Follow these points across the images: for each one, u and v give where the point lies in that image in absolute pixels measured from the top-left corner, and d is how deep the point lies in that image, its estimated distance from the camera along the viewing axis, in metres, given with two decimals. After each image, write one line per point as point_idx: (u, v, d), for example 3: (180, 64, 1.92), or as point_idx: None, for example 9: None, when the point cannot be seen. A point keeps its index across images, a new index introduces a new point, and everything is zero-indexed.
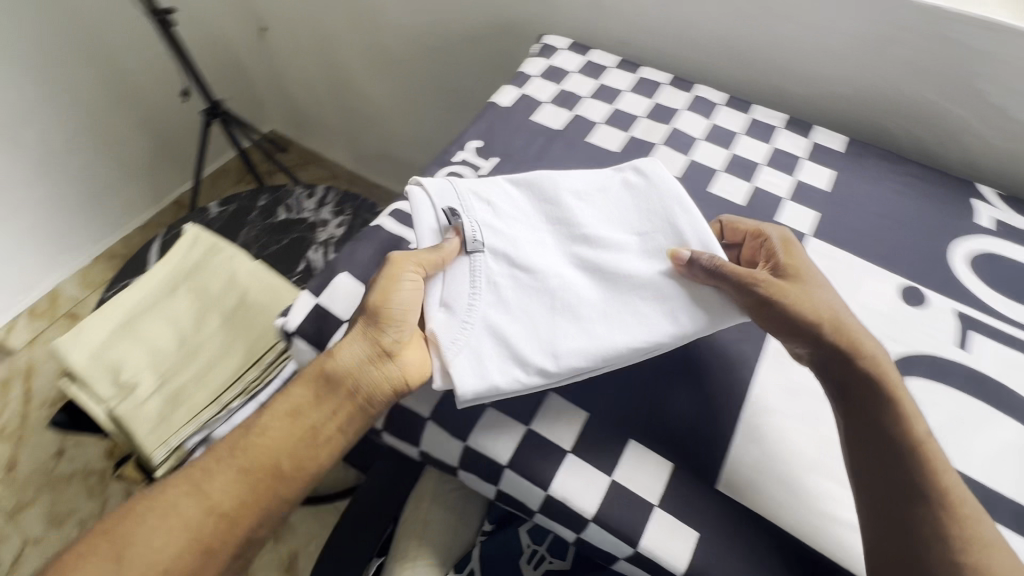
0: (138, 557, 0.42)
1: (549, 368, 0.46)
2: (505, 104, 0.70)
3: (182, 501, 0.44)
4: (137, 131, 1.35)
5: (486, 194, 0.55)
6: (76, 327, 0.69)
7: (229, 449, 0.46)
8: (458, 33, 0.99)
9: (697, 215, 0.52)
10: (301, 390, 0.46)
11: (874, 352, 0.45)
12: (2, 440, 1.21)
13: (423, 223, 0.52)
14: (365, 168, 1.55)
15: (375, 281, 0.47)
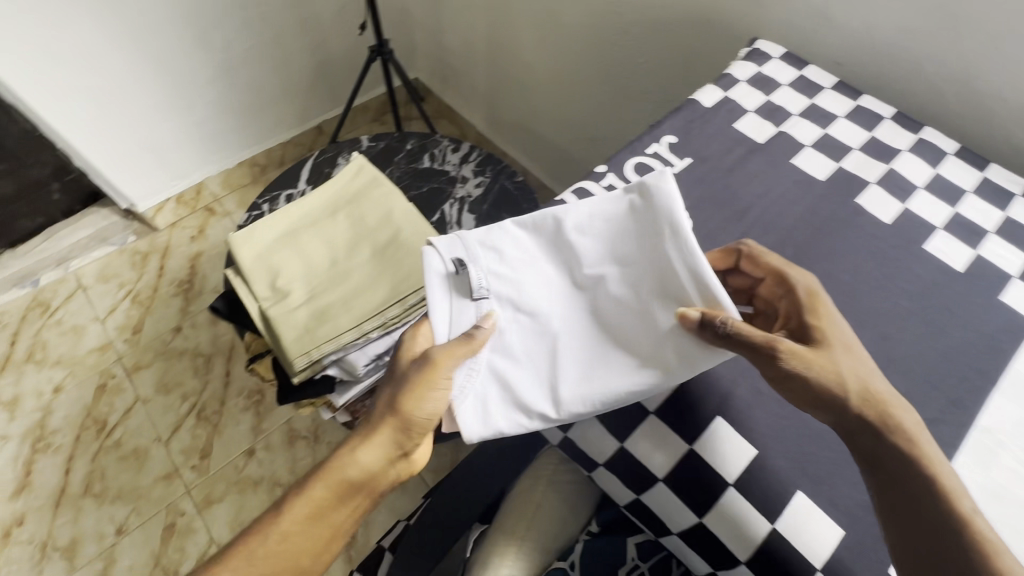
0: None
1: (551, 414, 0.48)
2: (707, 103, 0.65)
3: None
4: (304, 54, 1.41)
5: (491, 232, 0.52)
6: (249, 227, 0.75)
7: (242, 555, 0.47)
8: (649, 18, 0.95)
9: (690, 243, 0.45)
10: (323, 495, 0.49)
11: (905, 421, 0.42)
12: (134, 305, 1.34)
13: (431, 271, 0.50)
14: (497, 135, 1.55)
15: (409, 390, 0.48)
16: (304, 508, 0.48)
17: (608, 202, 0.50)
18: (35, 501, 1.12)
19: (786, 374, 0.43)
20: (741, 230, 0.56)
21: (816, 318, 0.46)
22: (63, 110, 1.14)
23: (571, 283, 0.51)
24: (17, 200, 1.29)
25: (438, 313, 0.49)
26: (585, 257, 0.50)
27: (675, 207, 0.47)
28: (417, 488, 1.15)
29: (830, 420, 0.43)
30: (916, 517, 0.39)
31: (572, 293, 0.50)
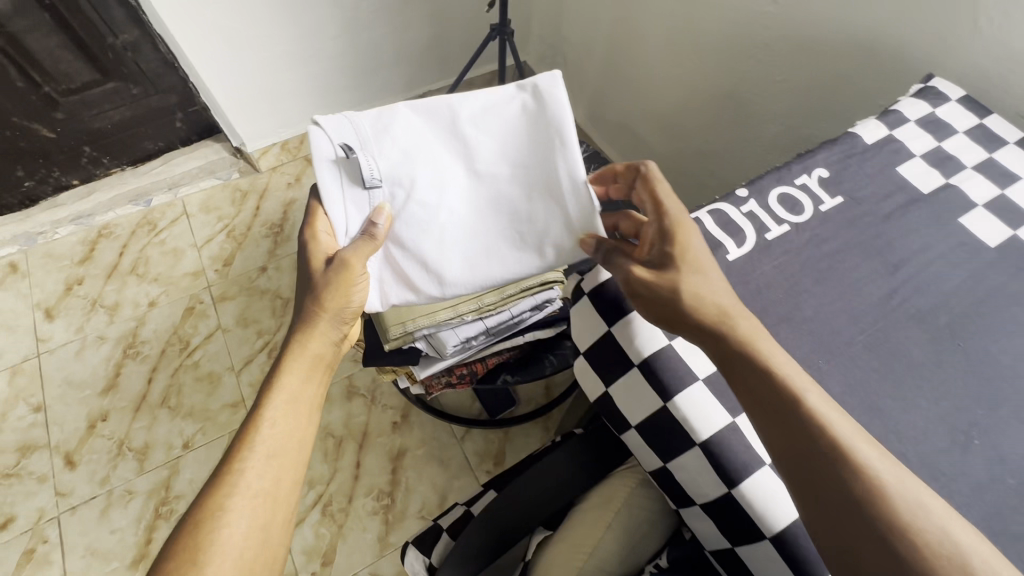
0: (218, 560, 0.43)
1: (438, 291, 0.57)
2: (868, 140, 0.59)
3: (232, 503, 0.45)
4: (424, 23, 1.41)
5: (384, 123, 0.56)
6: None
7: (245, 445, 0.48)
8: (805, 37, 0.88)
9: (572, 153, 0.55)
10: (293, 376, 0.53)
11: (748, 333, 0.45)
12: (229, 239, 1.41)
13: (320, 158, 0.54)
14: (597, 132, 1.51)
15: (333, 279, 0.54)
16: (280, 395, 0.51)
17: (493, 103, 0.58)
18: (119, 402, 1.21)
19: (641, 297, 0.48)
20: (891, 285, 0.50)
21: (678, 243, 0.49)
22: (202, 51, 1.18)
23: (461, 178, 0.57)
24: (145, 121, 1.35)
25: (330, 200, 0.54)
26: (476, 154, 0.57)
27: (557, 107, 0.56)
28: (459, 467, 1.17)
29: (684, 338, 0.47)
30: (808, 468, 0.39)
31: (463, 188, 0.57)
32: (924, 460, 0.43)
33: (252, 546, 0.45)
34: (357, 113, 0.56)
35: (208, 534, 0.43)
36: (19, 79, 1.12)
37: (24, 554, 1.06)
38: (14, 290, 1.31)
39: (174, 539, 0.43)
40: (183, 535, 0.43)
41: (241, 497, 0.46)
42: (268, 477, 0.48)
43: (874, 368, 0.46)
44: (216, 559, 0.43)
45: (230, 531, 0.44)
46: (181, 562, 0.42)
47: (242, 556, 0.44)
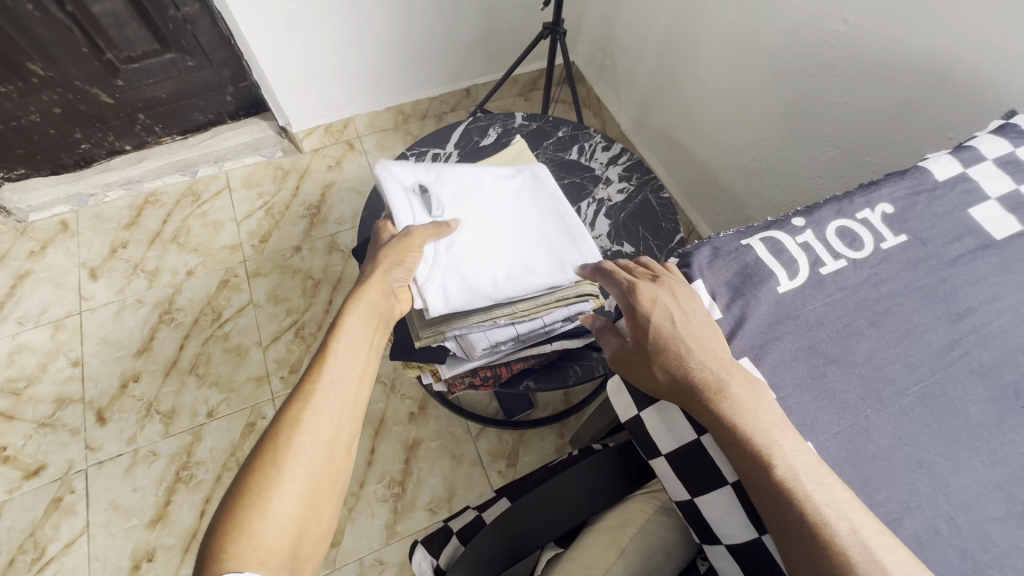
0: (296, 477, 0.48)
1: (491, 296, 0.68)
2: (939, 177, 0.55)
3: (305, 429, 0.50)
4: (476, 15, 1.40)
5: (440, 184, 0.76)
6: (433, 172, 0.77)
7: (312, 377, 0.53)
8: (877, 57, 0.83)
9: (569, 212, 0.78)
10: (354, 322, 0.58)
11: (735, 398, 0.43)
12: (267, 215, 1.44)
13: (394, 199, 0.71)
14: (640, 139, 1.48)
15: (394, 249, 0.65)
16: (344, 337, 0.57)
17: (512, 176, 0.81)
18: (151, 365, 1.25)
19: (631, 375, 0.49)
20: (952, 336, 0.47)
21: (653, 315, 0.48)
22: (258, 25, 1.19)
23: (500, 222, 0.75)
24: (197, 93, 1.38)
25: (401, 213, 0.70)
26: (510, 207, 0.77)
27: (553, 184, 0.81)
28: (472, 464, 1.17)
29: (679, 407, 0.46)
30: (795, 543, 0.39)
31: (501, 230, 0.75)
32: (974, 528, 0.40)
33: (324, 459, 0.50)
34: (417, 174, 0.75)
35: (286, 447, 0.48)
36: (83, 45, 1.16)
37: (52, 501, 1.11)
38: (63, 247, 1.36)
39: (253, 453, 0.48)
40: (264, 449, 0.48)
41: (313, 422, 0.50)
42: (333, 404, 0.52)
43: (926, 424, 0.44)
44: (292, 469, 0.48)
45: (304, 446, 0.49)
46: (264, 470, 0.47)
47: (314, 467, 0.49)
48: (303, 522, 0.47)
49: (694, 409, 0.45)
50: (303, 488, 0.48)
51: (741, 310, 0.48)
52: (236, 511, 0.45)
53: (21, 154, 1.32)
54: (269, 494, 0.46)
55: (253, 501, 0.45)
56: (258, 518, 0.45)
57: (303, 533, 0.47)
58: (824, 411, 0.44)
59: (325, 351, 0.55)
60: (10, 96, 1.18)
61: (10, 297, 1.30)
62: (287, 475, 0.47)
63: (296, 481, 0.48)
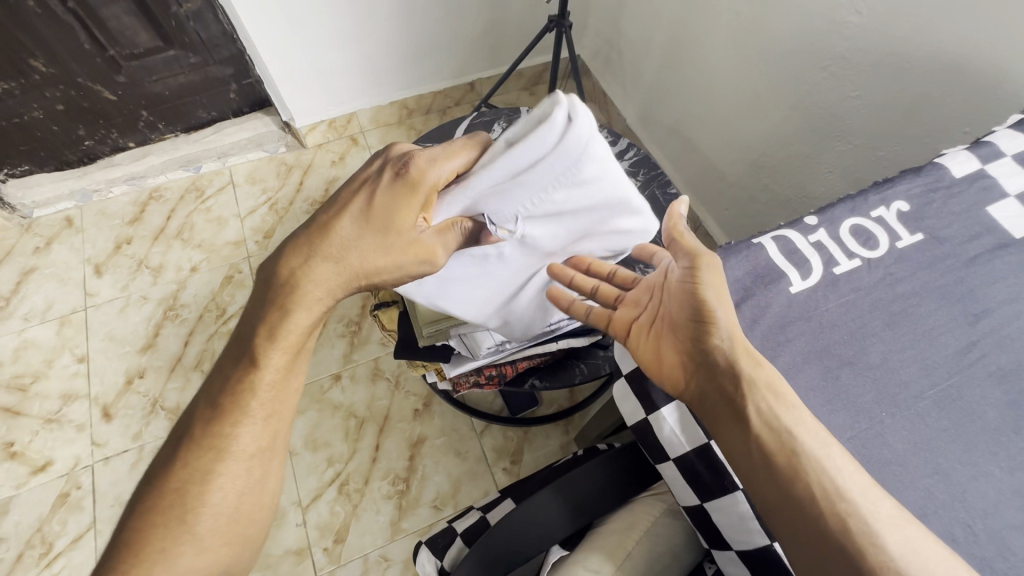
0: (211, 524, 0.45)
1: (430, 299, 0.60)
2: (957, 174, 0.54)
3: (222, 473, 0.46)
4: (481, 8, 1.38)
5: (578, 186, 0.48)
6: (600, 165, 0.46)
7: (231, 412, 0.47)
8: (891, 51, 0.81)
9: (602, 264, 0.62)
10: (286, 344, 0.49)
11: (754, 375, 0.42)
12: (271, 211, 1.44)
13: (495, 169, 0.44)
14: (647, 133, 1.46)
15: (389, 247, 0.48)
16: (271, 366, 0.48)
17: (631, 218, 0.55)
18: (157, 361, 1.25)
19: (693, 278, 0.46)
20: (970, 337, 0.46)
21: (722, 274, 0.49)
22: (262, 20, 1.17)
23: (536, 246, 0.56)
24: (200, 90, 1.37)
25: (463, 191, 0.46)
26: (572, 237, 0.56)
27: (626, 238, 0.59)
28: (477, 461, 1.17)
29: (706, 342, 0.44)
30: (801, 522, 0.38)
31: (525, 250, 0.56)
32: (992, 536, 0.39)
33: (245, 504, 0.47)
34: (586, 155, 0.44)
35: (200, 494, 0.45)
36: (85, 41, 1.15)
37: (59, 497, 1.11)
38: (68, 243, 1.36)
39: (163, 494, 0.45)
40: (175, 493, 0.45)
41: (233, 465, 0.46)
42: (257, 441, 0.48)
43: (943, 428, 0.43)
44: (207, 517, 0.45)
45: (220, 491, 0.46)
46: (176, 517, 0.44)
47: (233, 515, 0.46)
48: (224, 562, 0.46)
49: (737, 337, 0.44)
50: (221, 532, 0.45)
51: (753, 311, 0.47)
52: (140, 559, 0.43)
53: (24, 151, 1.32)
54: (181, 543, 0.44)
55: (163, 549, 0.43)
56: (165, 569, 0.43)
57: (227, 570, 0.46)
58: (838, 416, 0.43)
59: (248, 383, 0.48)
60: (13, 93, 1.18)
61: (16, 293, 1.30)
62: (201, 524, 0.45)
63: (212, 528, 0.45)
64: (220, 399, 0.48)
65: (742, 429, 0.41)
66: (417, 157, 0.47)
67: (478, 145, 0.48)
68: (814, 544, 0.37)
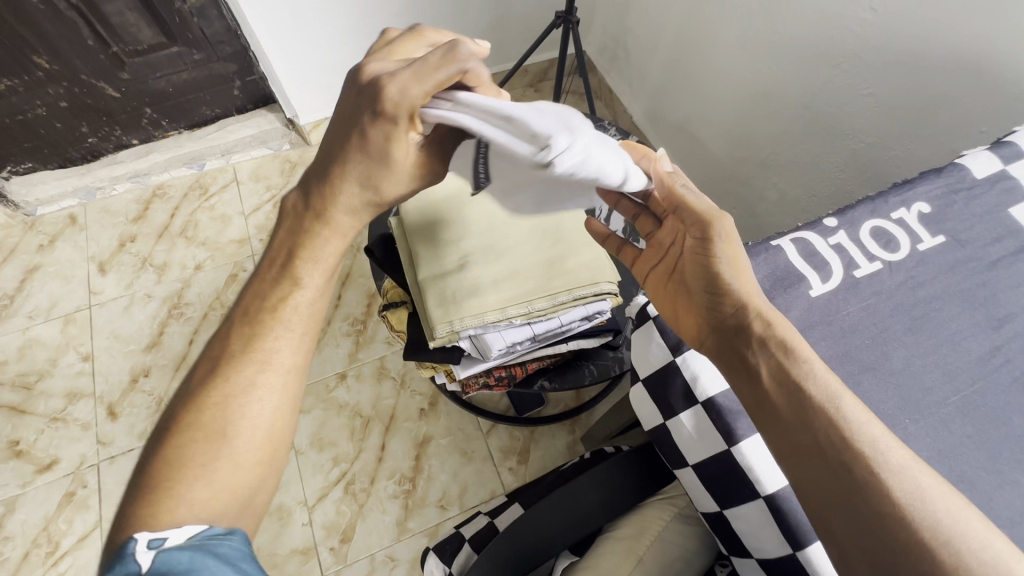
0: (242, 436, 0.43)
1: None
2: (979, 175, 0.53)
3: (256, 381, 0.45)
4: (486, 4, 1.36)
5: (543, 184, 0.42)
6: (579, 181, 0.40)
7: (270, 321, 0.47)
8: (906, 48, 0.80)
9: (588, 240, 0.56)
10: (317, 259, 0.49)
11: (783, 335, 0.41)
12: (276, 209, 1.43)
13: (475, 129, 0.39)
14: (654, 130, 1.45)
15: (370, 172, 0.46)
16: (309, 276, 0.49)
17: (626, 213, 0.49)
18: (161, 360, 1.25)
19: (708, 244, 0.45)
20: (994, 342, 0.45)
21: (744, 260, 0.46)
22: (266, 15, 1.16)
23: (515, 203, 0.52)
24: (204, 87, 1.36)
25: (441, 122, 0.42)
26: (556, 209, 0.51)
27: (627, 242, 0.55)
28: (483, 460, 1.16)
29: (715, 303, 0.44)
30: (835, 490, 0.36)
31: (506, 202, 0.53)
32: (1019, 546, 0.39)
33: (276, 419, 0.45)
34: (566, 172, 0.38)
35: (236, 399, 0.44)
36: (88, 37, 1.14)
37: (65, 496, 1.11)
38: (72, 241, 1.35)
39: (196, 405, 0.43)
40: (208, 403, 0.44)
41: (269, 374, 0.46)
42: (295, 354, 0.48)
43: (967, 435, 0.42)
44: (251, 426, 0.44)
45: (262, 401, 0.45)
46: (209, 426, 0.43)
47: (266, 428, 0.44)
48: (252, 481, 0.43)
49: (753, 298, 0.43)
50: (262, 444, 0.44)
51: None
52: (180, 465, 0.40)
53: (26, 148, 1.31)
54: (209, 453, 0.41)
55: (193, 460, 0.41)
56: (203, 484, 0.40)
57: (252, 495, 0.42)
58: None
59: (286, 297, 0.49)
60: (16, 89, 1.17)
61: (20, 291, 1.29)
62: (235, 434, 0.43)
63: (255, 438, 0.44)
64: (255, 316, 0.48)
65: (777, 419, 0.39)
66: (387, 91, 0.42)
67: (453, 64, 0.41)
68: (868, 546, 0.34)
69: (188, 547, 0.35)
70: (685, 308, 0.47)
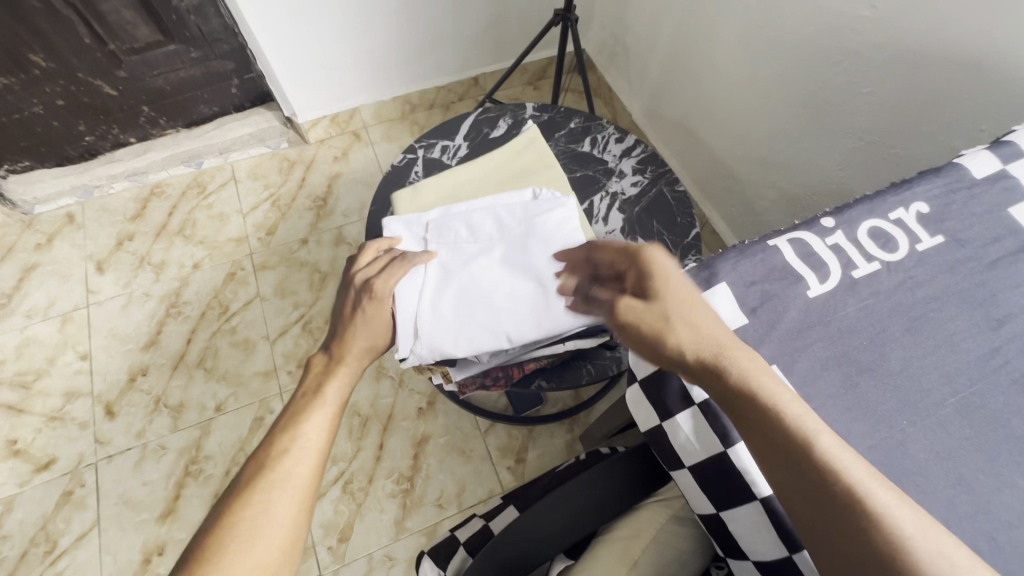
0: (273, 520, 0.44)
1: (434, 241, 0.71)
2: (978, 175, 0.52)
3: (288, 467, 0.47)
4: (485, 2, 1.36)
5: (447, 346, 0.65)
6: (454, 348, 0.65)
7: (297, 418, 0.51)
8: (905, 47, 0.79)
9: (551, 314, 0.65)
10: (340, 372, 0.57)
11: (739, 362, 0.41)
12: (274, 207, 1.42)
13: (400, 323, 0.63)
14: (653, 129, 1.44)
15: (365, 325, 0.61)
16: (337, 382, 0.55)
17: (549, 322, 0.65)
18: (159, 358, 1.24)
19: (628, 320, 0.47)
20: (993, 343, 0.45)
21: (666, 289, 0.47)
22: (264, 13, 1.16)
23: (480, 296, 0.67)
24: (202, 85, 1.35)
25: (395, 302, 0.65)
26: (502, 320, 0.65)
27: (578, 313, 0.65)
28: (481, 460, 1.16)
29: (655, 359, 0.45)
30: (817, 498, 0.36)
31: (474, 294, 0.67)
32: (1017, 549, 0.39)
33: (304, 503, 0.47)
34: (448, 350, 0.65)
35: (267, 484, 0.46)
36: (85, 36, 1.13)
37: (63, 495, 1.11)
38: (70, 240, 1.35)
39: (230, 493, 0.45)
40: (240, 489, 0.46)
41: (299, 462, 0.48)
42: (323, 443, 0.51)
43: (966, 437, 0.42)
44: (267, 529, 0.44)
45: (283, 502, 0.45)
46: (241, 509, 0.44)
47: (295, 515, 0.46)
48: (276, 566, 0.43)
49: (716, 335, 0.43)
50: (278, 548, 0.43)
51: (769, 318, 0.46)
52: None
53: (24, 147, 1.30)
54: (241, 537, 0.42)
55: (224, 544, 0.42)
56: (239, 564, 0.41)
57: None
58: (859, 425, 0.42)
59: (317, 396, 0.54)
60: (12, 88, 1.16)
61: (18, 290, 1.29)
62: (267, 518, 0.44)
63: (271, 542, 0.43)
64: (290, 415, 0.52)
65: (768, 425, 0.38)
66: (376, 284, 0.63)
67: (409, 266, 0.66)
68: (851, 556, 0.34)
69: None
70: (656, 318, 0.45)
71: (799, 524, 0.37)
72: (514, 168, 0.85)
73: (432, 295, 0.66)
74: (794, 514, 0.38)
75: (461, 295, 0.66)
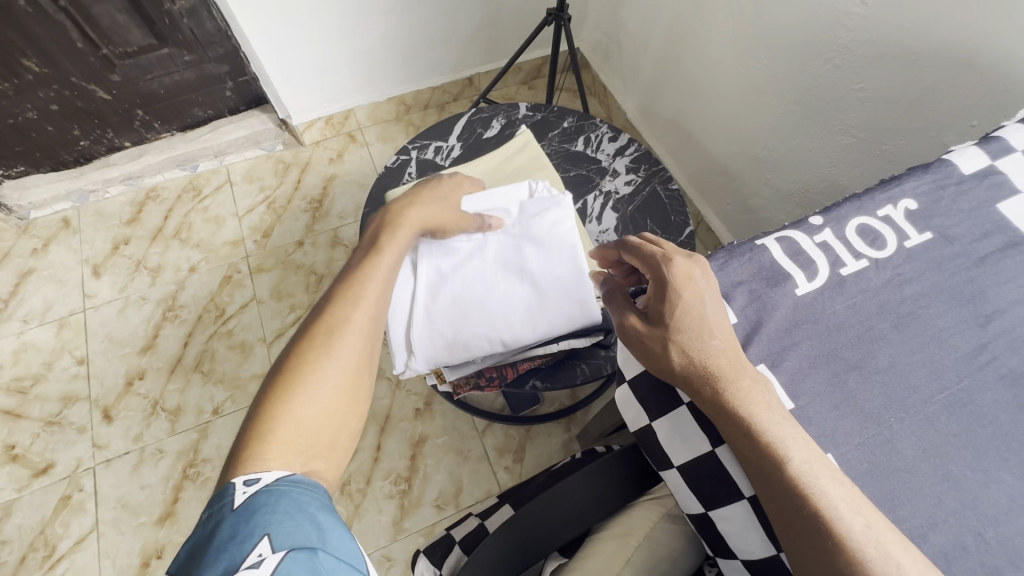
0: (336, 362, 0.46)
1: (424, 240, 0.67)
2: (966, 170, 0.52)
3: (346, 317, 0.49)
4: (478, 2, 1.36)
5: (445, 356, 0.67)
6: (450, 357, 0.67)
7: (349, 281, 0.53)
8: (896, 44, 0.79)
9: (546, 318, 0.67)
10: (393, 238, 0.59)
11: (737, 385, 0.42)
12: (269, 210, 1.42)
13: (399, 340, 0.67)
14: (647, 126, 1.44)
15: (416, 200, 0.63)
16: (388, 254, 0.57)
17: (545, 324, 0.67)
18: (155, 362, 1.25)
19: (635, 331, 0.47)
20: (980, 340, 0.45)
21: (678, 303, 0.46)
22: (257, 16, 1.16)
23: (473, 307, 0.67)
24: (196, 89, 1.35)
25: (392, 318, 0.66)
26: (497, 328, 0.67)
27: (571, 313, 0.67)
28: (478, 459, 1.16)
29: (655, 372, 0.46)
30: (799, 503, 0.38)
31: (468, 306, 0.67)
32: (1004, 544, 0.39)
33: (362, 353, 0.49)
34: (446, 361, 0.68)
35: (329, 331, 0.48)
36: (77, 40, 1.13)
37: (61, 500, 1.11)
38: (65, 244, 1.35)
39: (297, 338, 0.48)
40: (307, 333, 0.48)
41: (357, 314, 0.50)
42: (373, 309, 0.52)
43: (953, 434, 0.42)
44: (330, 369, 0.46)
45: (344, 346, 0.47)
46: (307, 349, 0.46)
47: (352, 362, 0.47)
48: (341, 406, 0.45)
49: (718, 358, 0.43)
50: (341, 388, 0.46)
51: (757, 313, 0.46)
52: (269, 413, 0.42)
53: (18, 152, 1.30)
54: (309, 373, 0.45)
55: (294, 377, 0.44)
56: (307, 402, 0.43)
57: (337, 430, 0.45)
58: (846, 423, 0.42)
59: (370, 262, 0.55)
60: (6, 93, 1.16)
61: (14, 295, 1.29)
62: (328, 361, 0.46)
63: (334, 380, 0.45)
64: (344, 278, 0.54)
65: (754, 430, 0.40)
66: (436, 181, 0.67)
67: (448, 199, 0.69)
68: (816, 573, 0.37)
69: (275, 489, 0.37)
70: (658, 343, 0.45)
71: (778, 523, 0.39)
72: (506, 169, 0.85)
73: (427, 306, 0.66)
74: (774, 514, 0.40)
75: (454, 304, 0.66)
